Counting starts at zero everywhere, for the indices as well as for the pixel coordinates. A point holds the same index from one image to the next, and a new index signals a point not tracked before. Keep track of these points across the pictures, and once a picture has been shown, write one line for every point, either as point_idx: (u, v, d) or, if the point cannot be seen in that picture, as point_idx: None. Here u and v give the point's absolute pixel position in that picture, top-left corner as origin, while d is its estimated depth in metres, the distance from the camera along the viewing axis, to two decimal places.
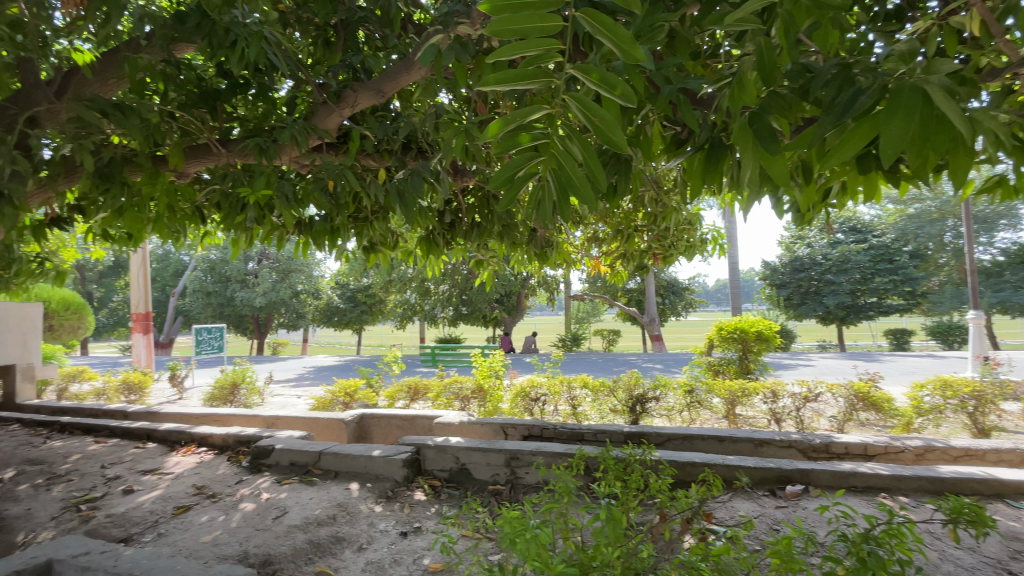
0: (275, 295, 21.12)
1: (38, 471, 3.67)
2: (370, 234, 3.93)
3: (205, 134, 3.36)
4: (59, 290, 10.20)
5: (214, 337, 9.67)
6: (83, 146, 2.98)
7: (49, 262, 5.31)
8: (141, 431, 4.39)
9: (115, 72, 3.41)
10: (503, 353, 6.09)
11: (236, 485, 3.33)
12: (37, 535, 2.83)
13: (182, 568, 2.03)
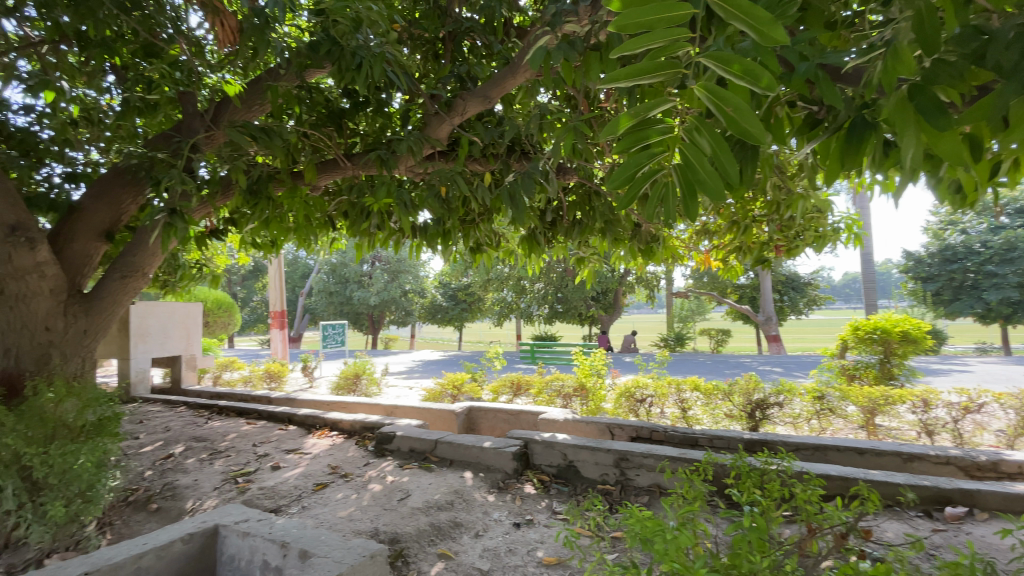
0: (386, 295, 22.94)
1: (206, 445, 4.33)
2: (477, 235, 4.10)
3: (334, 150, 3.70)
4: (215, 291, 11.93)
5: (336, 333, 10.68)
6: (237, 166, 3.37)
7: (209, 267, 6.22)
8: (283, 414, 5.00)
9: (259, 99, 3.91)
10: (606, 352, 6.02)
11: (364, 467, 3.67)
12: (209, 500, 3.33)
13: (326, 538, 2.27)
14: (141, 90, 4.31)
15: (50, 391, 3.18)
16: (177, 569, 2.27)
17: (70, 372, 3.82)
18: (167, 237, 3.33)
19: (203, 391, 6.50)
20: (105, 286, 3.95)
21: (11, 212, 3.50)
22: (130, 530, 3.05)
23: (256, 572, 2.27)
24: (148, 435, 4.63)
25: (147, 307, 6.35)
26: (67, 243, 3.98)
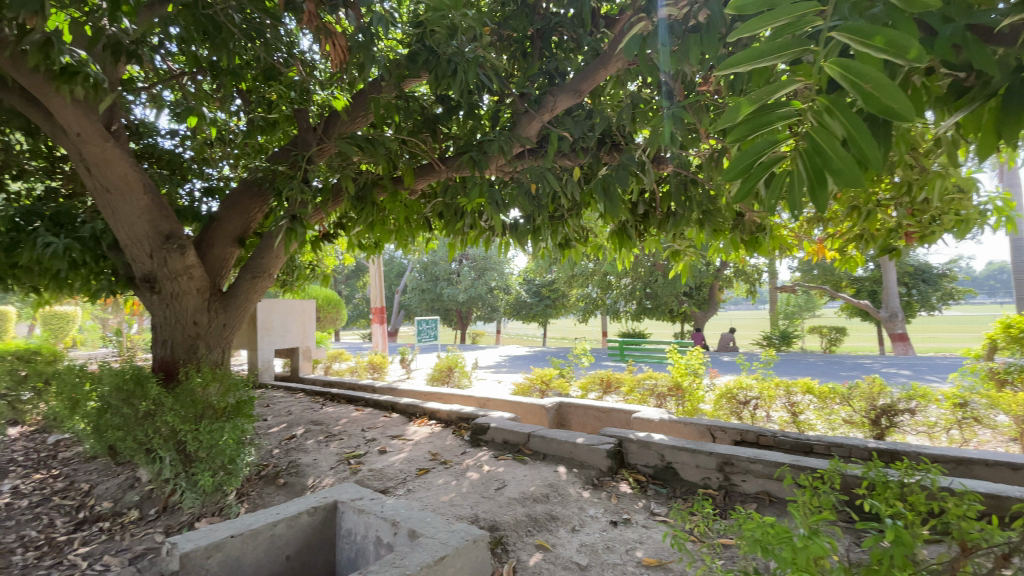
0: (475, 290, 24.01)
1: (323, 428, 4.78)
2: (567, 231, 4.10)
3: (429, 154, 3.88)
4: (325, 290, 13.11)
5: (430, 327, 11.25)
6: (346, 174, 3.64)
7: (321, 267, 6.85)
8: (387, 403, 5.37)
9: (363, 111, 4.21)
10: (703, 349, 5.73)
11: (462, 455, 3.84)
12: (327, 477, 3.68)
13: (432, 520, 2.41)
14: (264, 111, 4.83)
15: (199, 376, 3.67)
16: (304, 538, 2.52)
17: (214, 359, 4.40)
18: (289, 242, 3.69)
19: (317, 379, 7.18)
20: (239, 284, 4.49)
21: (166, 222, 4.03)
22: (264, 500, 3.45)
23: (370, 546, 2.46)
24: (275, 418, 5.21)
25: (271, 304, 7.12)
26: (208, 248, 4.56)
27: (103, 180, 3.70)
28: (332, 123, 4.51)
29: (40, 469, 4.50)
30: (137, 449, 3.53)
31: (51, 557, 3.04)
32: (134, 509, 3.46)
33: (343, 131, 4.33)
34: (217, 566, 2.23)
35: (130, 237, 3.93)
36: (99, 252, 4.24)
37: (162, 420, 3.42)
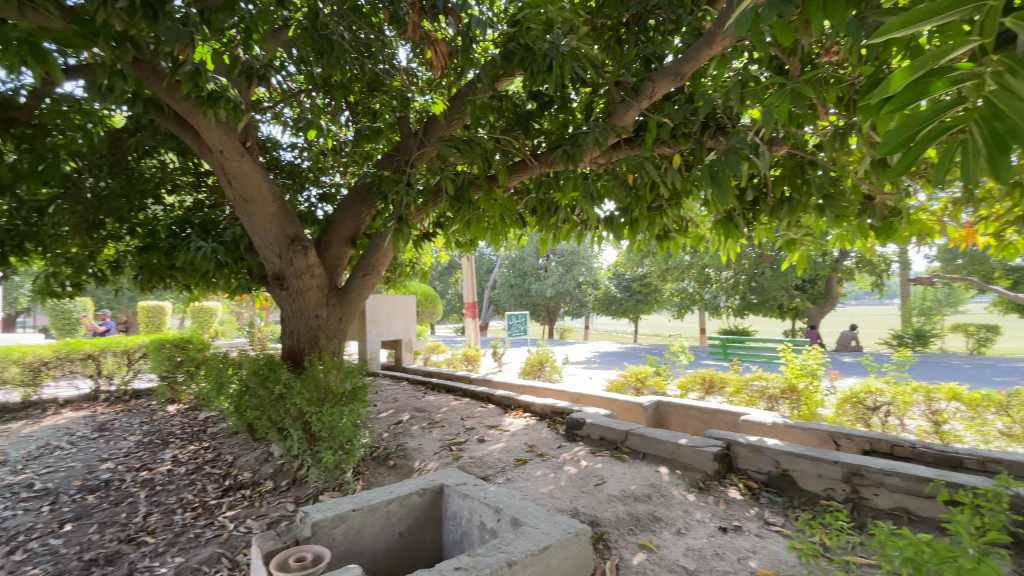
0: (563, 286, 24.15)
1: (425, 416, 5.06)
2: (665, 223, 3.95)
3: (523, 150, 3.80)
4: (422, 286, 13.87)
5: (521, 322, 11.42)
6: (446, 176, 3.68)
7: (420, 265, 7.23)
8: (483, 394, 5.55)
9: (459, 113, 4.34)
10: (821, 348, 5.21)
11: (559, 448, 3.87)
12: (431, 462, 3.89)
13: (533, 510, 2.45)
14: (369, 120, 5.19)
15: (321, 363, 4.06)
16: (414, 517, 2.69)
17: (332, 349, 4.84)
18: (397, 242, 3.92)
19: (418, 370, 7.62)
20: (352, 281, 4.90)
21: (292, 226, 4.49)
22: (376, 479, 3.74)
23: (475, 530, 2.56)
24: (382, 404, 5.61)
25: (376, 299, 7.67)
26: (326, 248, 4.99)
27: (241, 191, 4.21)
28: (430, 127, 4.67)
29: (197, 441, 5.26)
30: (271, 427, 3.98)
31: (208, 516, 3.54)
32: (269, 480, 3.92)
33: (440, 135, 4.50)
34: (341, 535, 2.45)
35: (263, 240, 4.44)
36: (238, 254, 4.83)
37: (291, 402, 3.82)
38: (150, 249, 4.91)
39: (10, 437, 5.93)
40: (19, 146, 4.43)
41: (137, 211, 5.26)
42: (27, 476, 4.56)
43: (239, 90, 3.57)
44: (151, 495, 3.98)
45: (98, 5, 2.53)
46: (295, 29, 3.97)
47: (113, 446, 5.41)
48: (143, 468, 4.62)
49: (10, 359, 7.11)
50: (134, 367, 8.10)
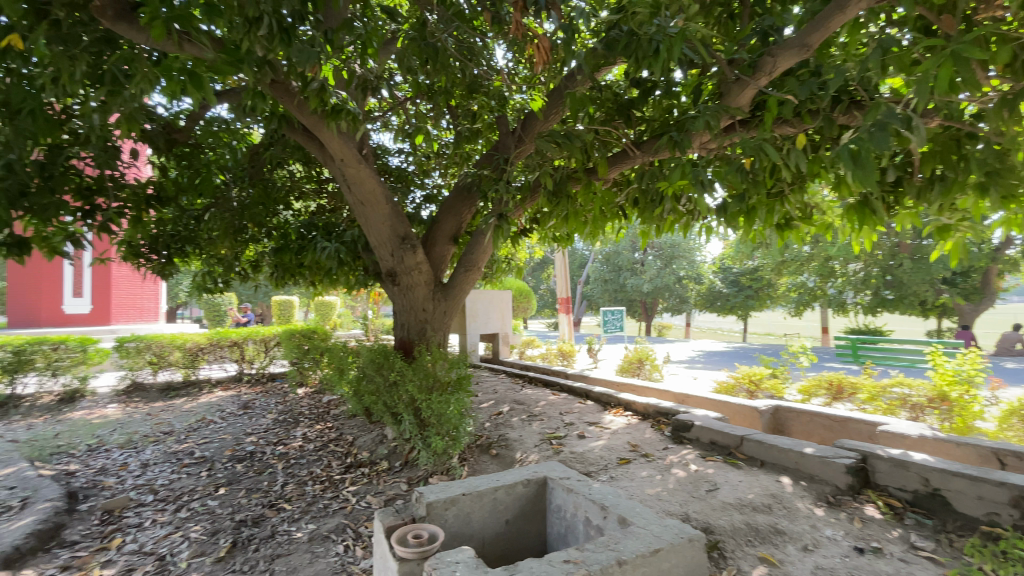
0: (661, 280, 23.22)
1: (525, 408, 5.16)
2: (785, 211, 3.62)
3: (625, 139, 3.65)
4: (517, 282, 14.13)
5: (616, 318, 11.18)
6: (547, 172, 3.61)
7: (516, 261, 7.36)
8: (582, 390, 5.53)
9: (558, 107, 4.36)
10: (981, 351, 4.46)
11: (664, 450, 3.75)
12: (532, 454, 3.96)
13: (642, 510, 2.37)
14: (469, 122, 5.36)
15: (429, 355, 4.29)
16: (520, 506, 2.76)
17: (438, 341, 5.11)
18: (497, 239, 3.96)
19: (515, 363, 7.80)
20: (455, 277, 5.12)
21: (402, 226, 4.80)
22: (480, 467, 3.89)
23: (580, 525, 2.55)
24: (483, 395, 5.82)
25: (475, 294, 7.94)
26: (431, 246, 5.25)
27: (359, 195, 4.57)
28: (528, 123, 4.69)
29: (321, 421, 5.85)
30: (386, 411, 4.32)
31: (334, 489, 3.92)
32: (385, 461, 4.25)
33: (539, 131, 4.55)
34: (453, 518, 2.57)
35: (377, 240, 4.79)
36: (355, 253, 5.26)
37: (404, 389, 4.10)
38: (283, 250, 5.53)
39: (178, 410, 7.04)
40: (182, 163, 5.21)
41: (273, 216, 5.96)
42: (192, 444, 5.39)
43: (357, 102, 3.86)
44: (286, 467, 4.50)
45: (243, 33, 2.87)
46: (402, 39, 4.21)
47: (256, 422, 6.20)
48: (279, 443, 5.24)
49: (176, 345, 8.43)
50: (269, 354, 9.22)
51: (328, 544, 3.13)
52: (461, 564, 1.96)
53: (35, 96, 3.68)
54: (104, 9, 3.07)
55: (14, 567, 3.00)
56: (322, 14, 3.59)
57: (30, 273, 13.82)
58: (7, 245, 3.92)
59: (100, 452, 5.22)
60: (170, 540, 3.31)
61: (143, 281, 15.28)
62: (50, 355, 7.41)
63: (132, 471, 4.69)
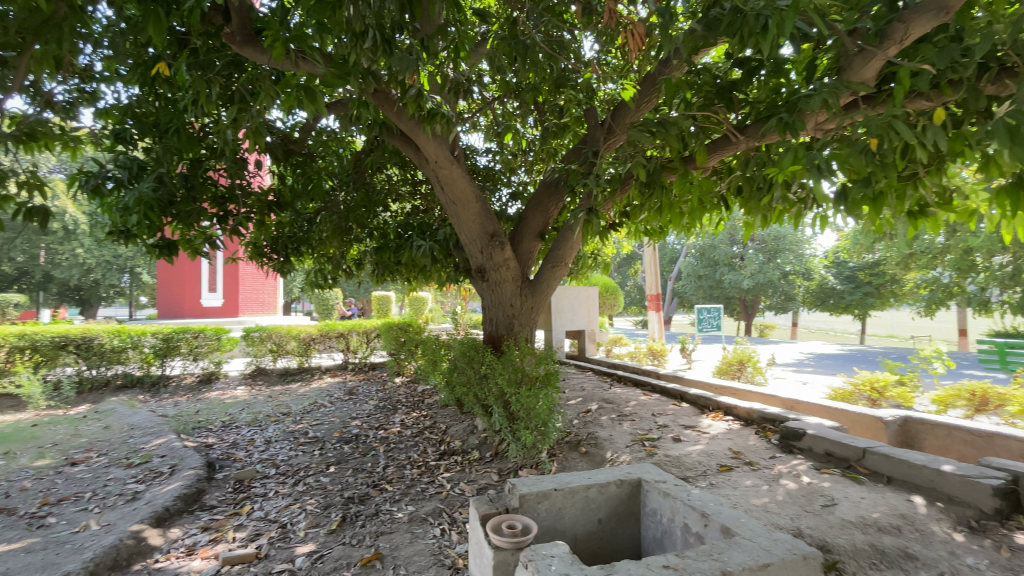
0: (763, 276, 21.55)
1: (614, 407, 5.07)
2: (918, 195, 3.17)
3: (727, 124, 3.42)
4: (605, 278, 13.86)
5: (713, 316, 10.56)
6: (640, 163, 3.46)
7: (603, 256, 7.17)
8: (676, 391, 5.36)
9: (652, 93, 4.22)
10: None
11: (771, 459, 3.52)
12: (624, 454, 3.88)
13: (748, 522, 2.21)
14: (557, 117, 5.30)
15: (517, 350, 4.35)
16: (613, 506, 2.71)
17: (525, 336, 5.17)
18: (586, 233, 3.89)
19: (602, 361, 7.71)
20: (543, 273, 5.13)
21: (491, 224, 4.89)
22: (570, 463, 3.87)
23: (677, 531, 2.44)
24: (571, 392, 5.80)
25: (562, 290, 7.91)
26: (518, 243, 5.30)
27: (451, 195, 4.74)
28: (620, 113, 4.62)
29: (417, 410, 6.19)
30: (477, 403, 4.50)
31: (430, 475, 4.12)
32: (476, 450, 4.38)
33: (631, 120, 4.49)
34: (545, 511, 2.59)
35: (468, 238, 4.93)
36: (447, 251, 5.46)
37: (494, 382, 4.20)
38: (382, 248, 5.91)
39: (294, 394, 7.81)
40: (295, 170, 5.75)
41: (373, 217, 6.38)
42: (306, 425, 5.95)
43: (450, 105, 3.99)
44: (387, 451, 4.81)
45: (351, 48, 3.05)
46: (492, 41, 4.27)
47: (359, 407, 6.70)
48: (380, 428, 5.62)
49: (292, 335, 9.36)
50: (369, 345, 9.92)
51: (426, 527, 3.30)
52: (555, 558, 1.96)
53: (181, 117, 4.25)
54: (234, 35, 3.44)
55: (167, 522, 3.48)
56: (419, 22, 3.74)
57: (179, 271, 16.07)
58: (161, 247, 4.58)
59: (232, 428, 5.95)
60: (290, 511, 3.67)
61: (265, 278, 17.11)
62: (193, 342, 8.57)
63: (258, 446, 5.29)
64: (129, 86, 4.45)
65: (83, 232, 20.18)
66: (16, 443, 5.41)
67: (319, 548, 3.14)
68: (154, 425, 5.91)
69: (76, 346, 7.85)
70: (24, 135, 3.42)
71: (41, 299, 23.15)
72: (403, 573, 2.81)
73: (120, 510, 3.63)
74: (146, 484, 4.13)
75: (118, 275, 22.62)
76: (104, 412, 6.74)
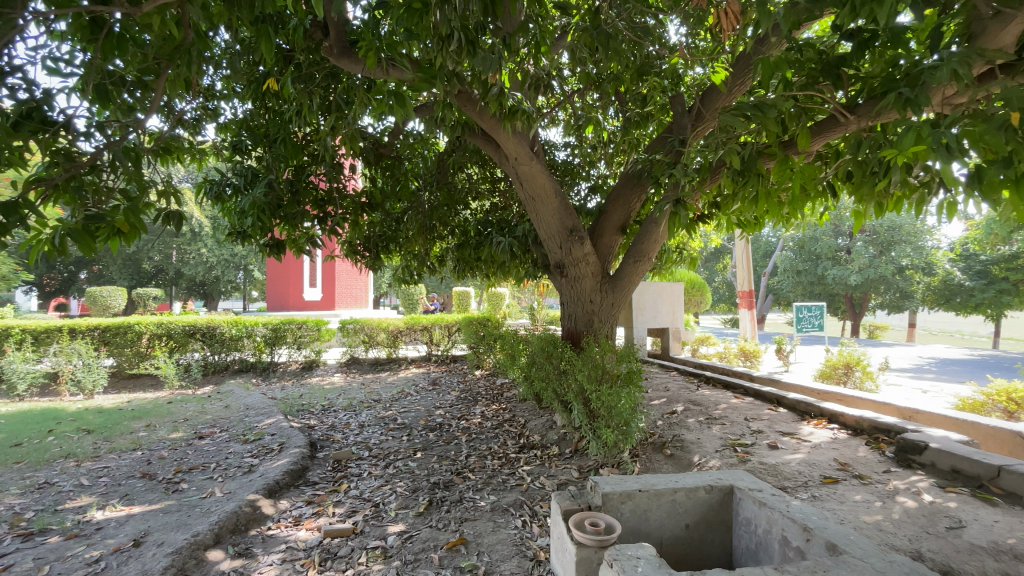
0: (873, 272, 19.43)
1: (702, 409, 4.85)
2: None
3: (835, 103, 3.08)
4: (690, 273, 13.23)
5: (814, 315, 9.70)
6: (733, 150, 3.22)
7: (687, 251, 6.81)
8: (772, 395, 5.05)
9: (747, 74, 3.99)
10: None
11: (885, 474, 3.24)
12: (713, 459, 3.70)
13: (858, 540, 2.01)
14: (639, 106, 5.09)
15: (597, 346, 4.30)
16: (702, 512, 2.59)
17: (606, 332, 5.10)
18: (672, 226, 3.73)
19: (688, 361, 7.44)
20: (624, 268, 5.02)
21: (571, 218, 4.85)
22: (653, 465, 3.74)
23: (775, 544, 2.28)
24: (655, 392, 5.62)
25: (644, 286, 7.67)
26: (598, 237, 5.20)
27: (530, 191, 4.76)
28: (710, 98, 4.39)
29: (497, 402, 6.33)
30: (556, 398, 4.49)
31: (511, 466, 4.20)
32: (555, 446, 4.39)
33: (721, 106, 4.29)
34: (629, 512, 2.53)
35: (547, 233, 4.92)
36: (526, 246, 5.50)
37: (574, 378, 4.15)
38: (464, 245, 6.07)
39: (384, 383, 8.30)
40: (385, 172, 6.07)
41: (455, 215, 6.59)
42: (394, 412, 6.31)
43: (530, 100, 3.99)
44: (469, 440, 4.96)
45: (437, 51, 3.14)
46: (573, 33, 4.19)
47: (443, 398, 6.98)
48: (462, 418, 5.81)
49: (381, 328, 9.94)
50: (451, 339, 10.31)
51: (508, 517, 3.36)
52: (642, 560, 1.91)
53: (287, 127, 4.65)
54: (332, 48, 3.68)
55: (278, 494, 3.86)
56: (500, 20, 3.75)
57: (284, 268, 17.69)
58: (271, 246, 5.06)
59: (330, 412, 6.45)
60: (382, 492, 3.92)
61: (357, 274, 18.33)
62: (297, 332, 9.40)
63: (352, 429, 5.70)
64: (243, 101, 4.95)
65: (207, 233, 22.85)
66: (157, 417, 6.27)
67: (408, 529, 3.32)
68: (265, 406, 6.57)
69: (202, 334, 8.92)
70: (163, 150, 3.92)
71: (174, 292, 26.57)
72: (487, 560, 2.89)
73: (238, 480, 4.08)
74: (260, 459, 4.60)
75: (234, 272, 25.35)
76: (225, 393, 7.61)
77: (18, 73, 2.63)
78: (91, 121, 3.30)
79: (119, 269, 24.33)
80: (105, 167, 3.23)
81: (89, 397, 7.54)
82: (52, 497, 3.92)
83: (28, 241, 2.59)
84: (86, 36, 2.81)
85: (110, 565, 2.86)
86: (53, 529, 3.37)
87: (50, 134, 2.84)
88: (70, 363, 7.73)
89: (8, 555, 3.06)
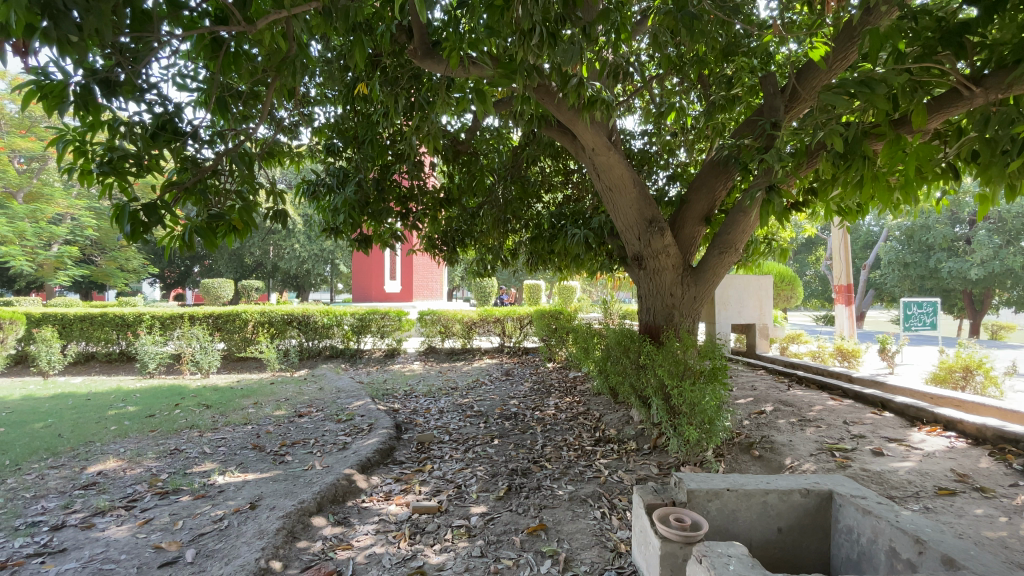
0: (1000, 264, 17.01)
1: (794, 411, 4.56)
2: None
3: (955, 77, 2.73)
4: (780, 266, 12.38)
5: (926, 312, 8.70)
6: (835, 130, 2.92)
7: (777, 241, 6.37)
8: (876, 398, 4.66)
9: (852, 46, 3.64)
10: None
11: (1013, 488, 2.90)
12: (807, 463, 3.49)
13: (981, 557, 1.83)
14: (725, 89, 4.86)
15: (678, 342, 4.16)
16: (796, 516, 2.46)
17: (686, 326, 4.93)
18: (764, 214, 3.49)
19: (777, 359, 7.00)
20: (708, 260, 4.81)
21: (650, 209, 4.71)
22: (740, 466, 3.57)
23: (881, 555, 2.13)
24: (740, 391, 5.35)
25: (729, 280, 7.29)
26: (679, 229, 5.01)
27: (607, 181, 4.67)
28: (806, 76, 4.11)
29: (570, 395, 6.35)
30: (634, 393, 4.44)
31: (587, 458, 4.20)
32: (633, 441, 4.34)
33: (820, 84, 4.01)
34: (716, 510, 2.46)
35: (624, 223, 4.81)
36: (603, 240, 5.39)
37: (654, 373, 4.05)
38: (537, 238, 6.06)
39: (460, 372, 8.64)
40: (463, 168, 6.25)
41: (528, 209, 6.61)
42: (471, 399, 6.55)
43: (610, 89, 3.85)
44: (544, 431, 5.02)
45: (519, 47, 3.13)
46: (654, 17, 4.05)
47: (516, 388, 7.11)
48: (537, 409, 5.89)
49: (457, 319, 10.30)
50: (523, 331, 10.51)
51: (587, 507, 3.39)
52: (734, 558, 1.86)
53: (375, 129, 4.95)
54: (416, 50, 3.77)
55: (370, 470, 4.15)
56: (581, 10, 3.71)
57: (367, 261, 18.86)
58: (359, 242, 5.44)
59: (412, 397, 6.81)
60: (464, 474, 4.09)
61: (434, 266, 19.19)
62: (380, 322, 9.94)
63: (433, 414, 5.98)
64: (335, 105, 5.30)
65: (300, 230, 24.89)
66: (262, 396, 6.95)
67: (490, 511, 3.45)
68: (354, 390, 7.08)
69: (298, 323, 9.72)
70: (268, 154, 4.30)
71: (271, 285, 29.22)
72: (567, 547, 2.94)
73: (335, 456, 4.44)
74: (352, 438, 4.95)
75: (322, 265, 27.24)
76: (318, 376, 8.30)
77: (153, 90, 3.01)
78: (212, 131, 3.71)
79: (225, 264, 27.15)
80: (223, 171, 3.61)
81: (206, 376, 8.49)
82: (181, 461, 4.50)
83: (164, 239, 2.95)
84: (209, 55, 3.15)
85: (232, 523, 3.25)
86: (184, 489, 3.88)
87: (180, 143, 3.24)
88: (190, 346, 8.73)
89: (149, 510, 3.55)
